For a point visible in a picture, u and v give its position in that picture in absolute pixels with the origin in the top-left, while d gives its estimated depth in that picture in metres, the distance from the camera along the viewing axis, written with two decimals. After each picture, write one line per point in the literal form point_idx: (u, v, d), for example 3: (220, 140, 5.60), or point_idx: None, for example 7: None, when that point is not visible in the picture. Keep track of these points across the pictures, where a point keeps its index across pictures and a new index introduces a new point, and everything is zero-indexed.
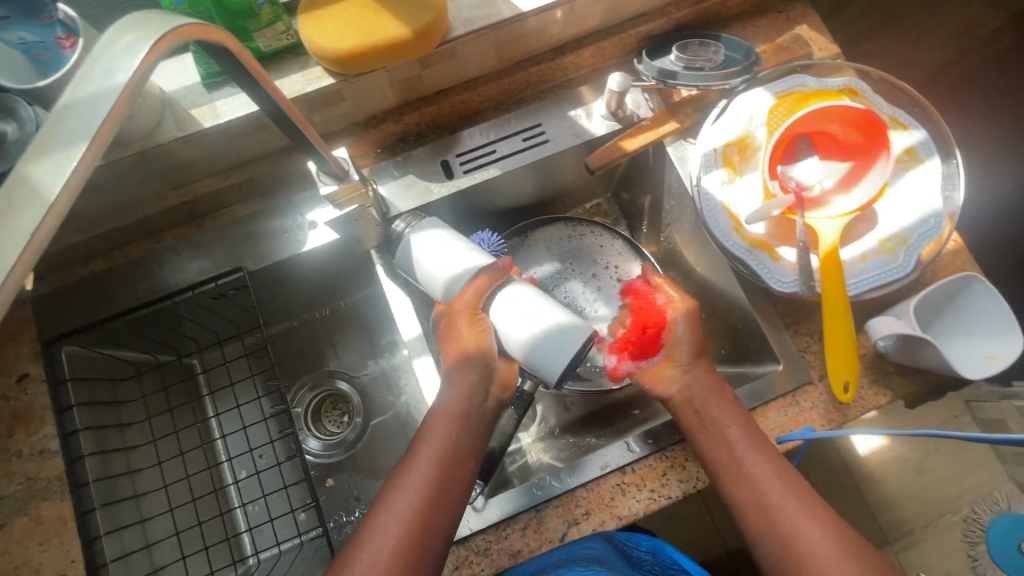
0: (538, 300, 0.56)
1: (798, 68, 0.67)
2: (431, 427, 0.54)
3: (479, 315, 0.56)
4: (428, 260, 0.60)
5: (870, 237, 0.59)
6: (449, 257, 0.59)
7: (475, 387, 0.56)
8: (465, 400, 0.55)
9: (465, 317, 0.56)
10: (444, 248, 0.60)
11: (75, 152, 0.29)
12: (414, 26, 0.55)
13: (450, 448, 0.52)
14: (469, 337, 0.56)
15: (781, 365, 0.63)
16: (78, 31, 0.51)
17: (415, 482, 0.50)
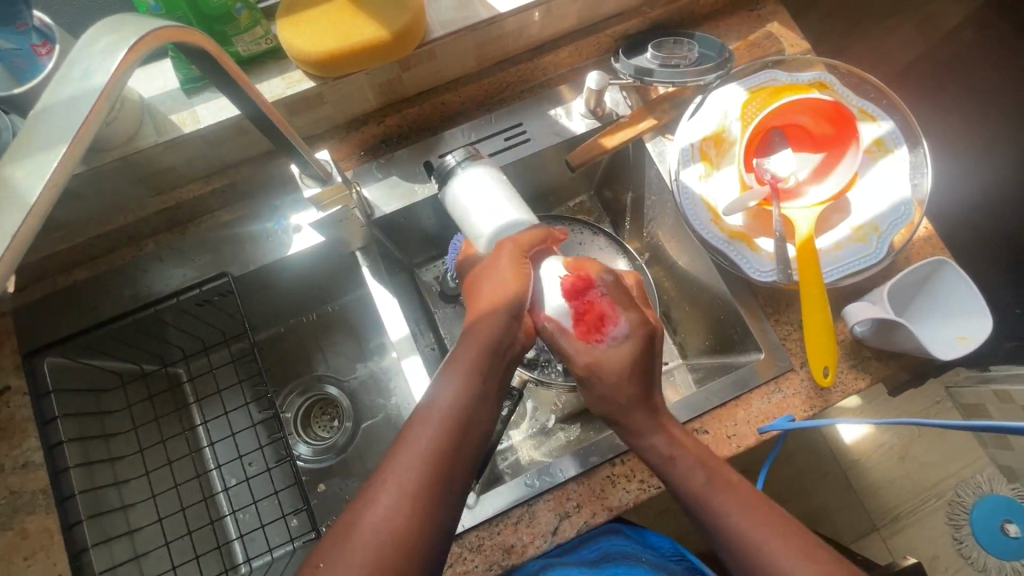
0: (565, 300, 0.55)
1: (770, 64, 0.69)
2: (434, 409, 0.49)
3: (525, 258, 0.55)
4: (467, 199, 0.58)
5: (843, 226, 0.60)
6: (490, 207, 0.57)
7: (488, 363, 0.51)
8: (476, 380, 0.50)
9: (512, 255, 0.54)
10: (484, 195, 0.57)
11: (53, 154, 0.29)
12: (392, 28, 0.56)
13: (457, 434, 0.48)
14: (511, 280, 0.53)
15: (763, 354, 0.65)
16: (56, 38, 0.50)
17: (419, 450, 0.47)
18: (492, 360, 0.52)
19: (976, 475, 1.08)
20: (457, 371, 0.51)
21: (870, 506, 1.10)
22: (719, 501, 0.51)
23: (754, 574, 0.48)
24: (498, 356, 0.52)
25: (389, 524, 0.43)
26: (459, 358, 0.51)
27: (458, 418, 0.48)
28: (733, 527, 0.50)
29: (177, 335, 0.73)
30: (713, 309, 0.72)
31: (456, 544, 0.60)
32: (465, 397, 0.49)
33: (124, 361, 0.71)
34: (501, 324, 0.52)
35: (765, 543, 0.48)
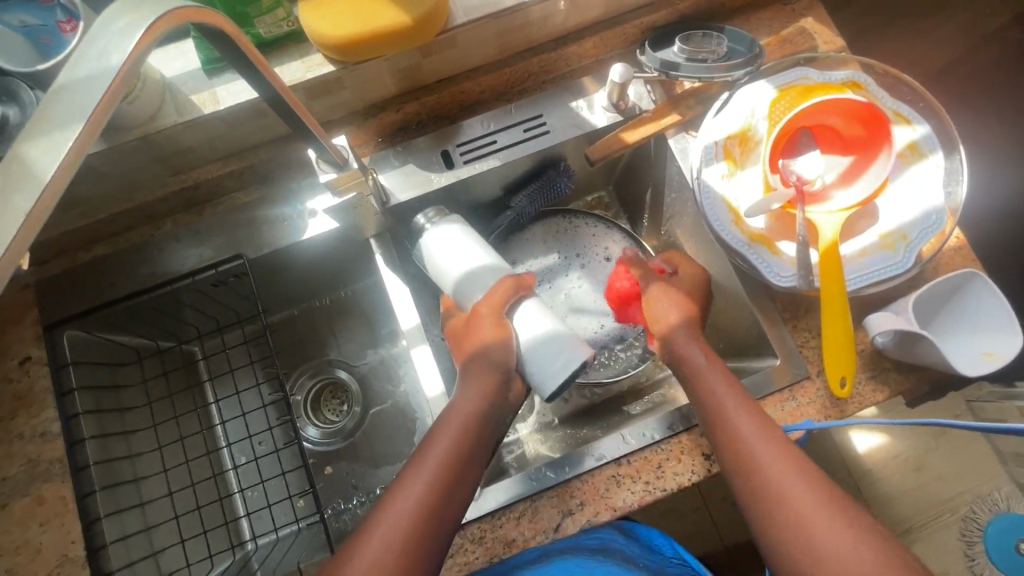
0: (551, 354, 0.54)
1: (801, 61, 0.66)
2: (445, 426, 0.53)
3: (503, 319, 0.57)
4: (443, 256, 0.62)
5: (870, 232, 0.58)
6: (461, 261, 0.61)
7: (473, 437, 0.53)
8: (461, 452, 0.52)
9: (489, 320, 0.56)
10: (461, 255, 0.62)
11: (71, 132, 0.28)
12: (414, 14, 0.55)
13: (436, 504, 0.49)
14: (490, 332, 0.56)
15: (778, 360, 0.64)
16: (80, 15, 0.50)
17: (433, 460, 0.51)
18: (476, 433, 0.53)
19: None
20: (441, 441, 0.52)
21: (880, 517, 1.09)
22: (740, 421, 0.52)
23: (756, 490, 0.49)
24: (483, 429, 0.54)
25: (401, 525, 0.47)
26: (444, 430, 0.53)
27: (440, 487, 0.49)
28: (748, 448, 0.51)
29: (193, 314, 0.74)
30: (729, 312, 0.71)
31: (458, 534, 0.60)
32: (448, 469, 0.50)
33: (140, 336, 0.72)
34: (487, 397, 0.55)
35: (777, 471, 0.49)
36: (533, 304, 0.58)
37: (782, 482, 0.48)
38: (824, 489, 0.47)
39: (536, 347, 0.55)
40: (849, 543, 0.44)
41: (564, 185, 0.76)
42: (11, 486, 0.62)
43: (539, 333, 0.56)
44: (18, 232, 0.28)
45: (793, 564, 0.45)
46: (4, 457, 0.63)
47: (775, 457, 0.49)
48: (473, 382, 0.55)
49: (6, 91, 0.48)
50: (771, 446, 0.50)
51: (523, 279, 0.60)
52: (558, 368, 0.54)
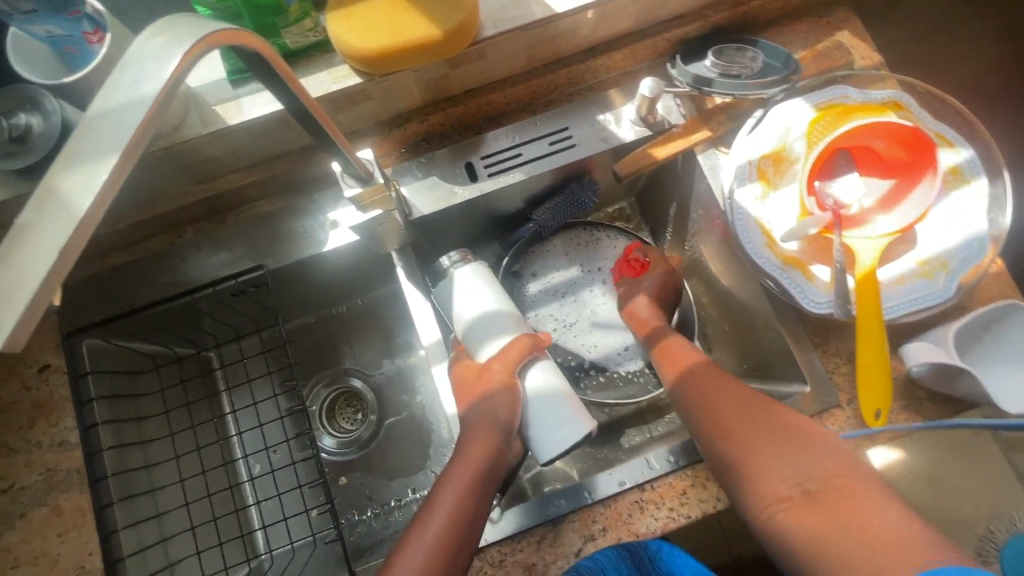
0: (555, 423, 0.57)
1: (839, 78, 0.64)
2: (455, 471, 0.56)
3: (513, 378, 0.58)
4: (459, 300, 0.63)
5: (908, 259, 0.57)
6: (475, 311, 0.62)
7: (475, 498, 0.54)
8: (464, 511, 0.53)
9: (501, 376, 0.58)
10: (477, 305, 0.62)
11: (106, 165, 0.28)
12: (445, 27, 0.53)
13: (444, 565, 0.50)
14: (496, 384, 0.57)
15: (808, 387, 0.62)
16: (107, 26, 0.47)
17: (444, 504, 0.53)
18: (479, 493, 0.54)
19: None
20: (444, 505, 0.53)
21: None
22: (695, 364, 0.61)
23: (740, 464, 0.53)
24: (485, 488, 0.55)
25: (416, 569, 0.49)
26: (446, 489, 0.54)
27: (446, 548, 0.50)
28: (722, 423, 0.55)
29: (212, 323, 0.74)
30: (756, 333, 0.70)
31: (477, 557, 0.59)
32: (452, 531, 0.51)
33: (158, 344, 0.72)
34: (486, 457, 0.56)
35: (755, 443, 0.53)
36: (544, 366, 0.59)
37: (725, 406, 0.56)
38: (801, 452, 0.51)
39: (541, 411, 0.58)
40: (779, 447, 0.52)
41: (588, 199, 0.75)
42: (29, 495, 0.62)
43: (549, 398, 0.58)
44: (51, 268, 0.27)
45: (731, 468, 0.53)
46: (23, 467, 0.62)
47: (719, 388, 0.58)
48: (474, 441, 0.57)
49: (31, 100, 0.52)
50: (721, 381, 0.59)
51: (539, 339, 0.61)
52: (560, 436, 0.56)
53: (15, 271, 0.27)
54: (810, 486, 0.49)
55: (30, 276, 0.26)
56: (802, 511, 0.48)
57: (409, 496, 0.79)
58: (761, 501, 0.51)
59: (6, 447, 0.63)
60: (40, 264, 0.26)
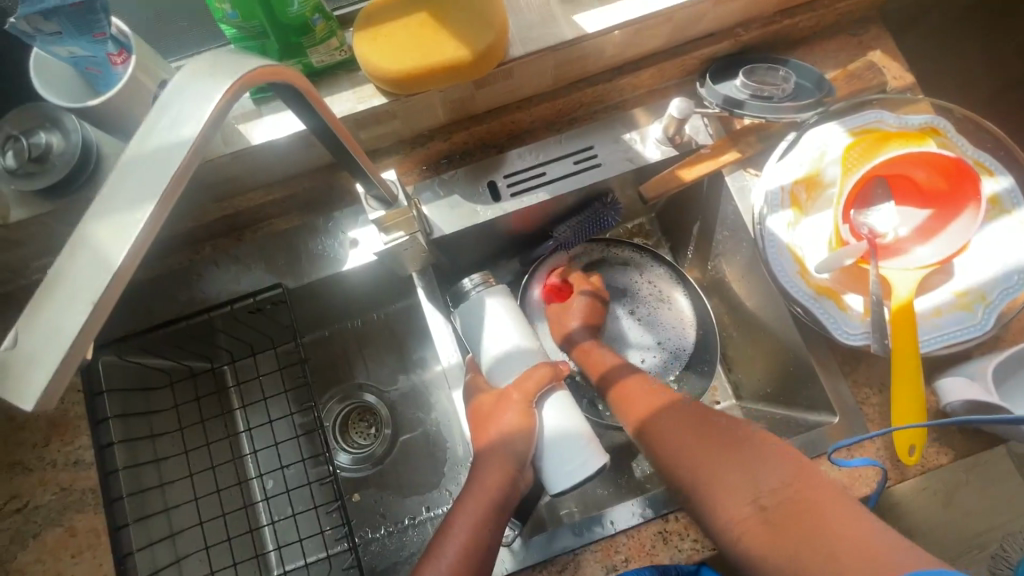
0: (569, 455, 0.55)
1: (872, 102, 0.63)
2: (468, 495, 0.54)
3: (532, 409, 0.57)
4: (484, 328, 0.62)
5: (945, 290, 0.55)
6: (501, 340, 0.61)
7: (489, 527, 0.52)
8: (478, 541, 0.51)
9: (518, 407, 0.56)
10: (500, 332, 0.62)
11: (142, 212, 0.26)
12: (474, 48, 0.52)
13: None
14: (512, 415, 0.56)
15: (837, 417, 0.61)
16: (132, 46, 0.47)
17: (458, 531, 0.51)
18: (493, 523, 0.52)
19: None
20: (458, 534, 0.51)
21: None
22: (637, 394, 0.61)
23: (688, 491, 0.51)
24: (500, 516, 0.53)
25: None
26: (460, 517, 0.52)
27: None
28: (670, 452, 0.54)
29: (227, 340, 0.73)
30: (781, 358, 0.69)
31: None
32: (467, 562, 0.50)
33: (172, 361, 0.71)
34: (501, 483, 0.54)
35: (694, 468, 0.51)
36: (562, 397, 0.58)
37: (675, 433, 0.54)
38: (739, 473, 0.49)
39: (559, 442, 0.56)
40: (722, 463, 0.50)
41: (611, 219, 0.73)
42: (43, 516, 0.61)
43: (567, 429, 0.57)
44: (84, 321, 0.26)
45: (691, 492, 0.51)
46: (37, 486, 0.61)
47: (669, 415, 0.56)
48: (488, 467, 0.55)
49: (49, 118, 0.51)
50: (669, 410, 0.57)
51: (558, 369, 0.60)
52: (573, 469, 0.55)
53: (49, 325, 0.25)
54: (764, 502, 0.47)
55: (64, 330, 0.25)
56: (755, 530, 0.46)
57: (424, 514, 0.78)
58: (725, 529, 0.48)
59: (21, 466, 0.62)
60: (74, 317, 0.25)
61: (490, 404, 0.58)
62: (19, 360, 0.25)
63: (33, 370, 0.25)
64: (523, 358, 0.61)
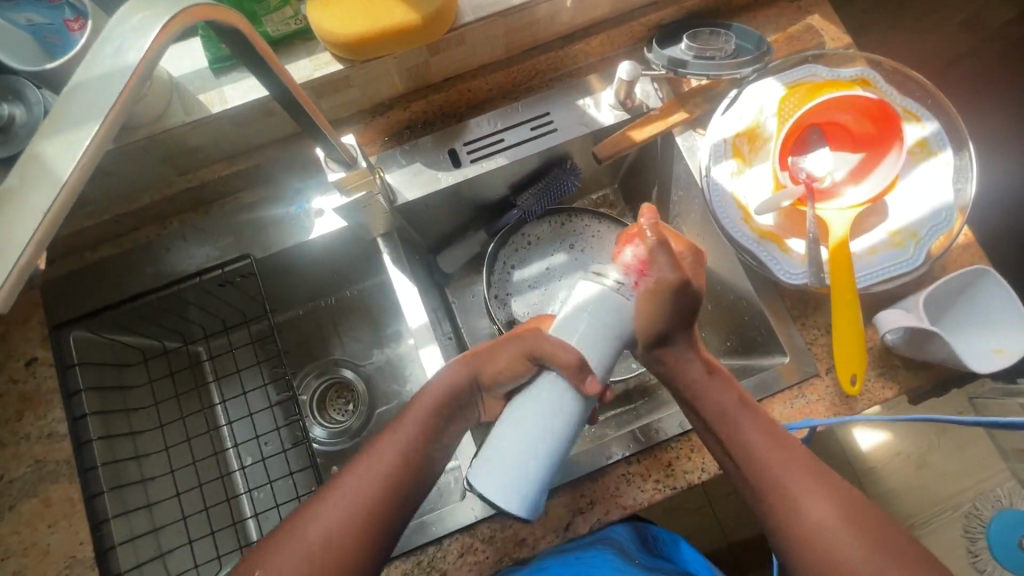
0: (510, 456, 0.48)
1: (810, 58, 0.66)
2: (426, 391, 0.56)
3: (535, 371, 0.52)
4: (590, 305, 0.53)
5: (880, 230, 0.58)
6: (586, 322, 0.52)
7: (422, 445, 0.53)
8: (417, 447, 0.53)
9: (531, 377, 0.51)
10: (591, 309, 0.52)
11: (87, 131, 0.29)
12: (423, 11, 0.54)
13: (376, 505, 0.49)
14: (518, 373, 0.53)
15: (788, 358, 0.64)
16: (87, 12, 0.50)
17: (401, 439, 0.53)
18: (430, 437, 0.54)
19: (996, 488, 1.02)
20: (398, 440, 0.53)
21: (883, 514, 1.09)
22: (747, 431, 0.51)
23: (758, 486, 0.50)
24: (435, 431, 0.55)
25: (350, 504, 0.48)
26: (397, 433, 0.53)
27: (385, 485, 0.50)
28: (749, 441, 0.51)
29: (199, 314, 0.74)
30: (737, 310, 0.72)
31: (467, 534, 0.60)
32: (395, 459, 0.51)
33: (145, 337, 0.72)
34: (446, 401, 0.56)
35: (773, 466, 0.50)
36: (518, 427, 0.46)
37: (800, 493, 0.48)
38: (823, 481, 0.49)
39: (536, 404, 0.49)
40: (799, 467, 0.49)
41: (571, 184, 0.76)
42: (18, 488, 0.62)
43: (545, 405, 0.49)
44: (34, 235, 0.28)
45: (775, 516, 0.49)
46: (11, 459, 0.62)
47: (792, 472, 0.49)
48: (413, 407, 0.55)
49: (12, 91, 0.51)
50: (717, 386, 0.55)
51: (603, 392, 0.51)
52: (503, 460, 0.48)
53: None
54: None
55: (13, 240, 0.27)
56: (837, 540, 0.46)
57: None
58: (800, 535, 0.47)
59: None
60: (22, 229, 0.27)
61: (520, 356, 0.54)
62: None
63: None
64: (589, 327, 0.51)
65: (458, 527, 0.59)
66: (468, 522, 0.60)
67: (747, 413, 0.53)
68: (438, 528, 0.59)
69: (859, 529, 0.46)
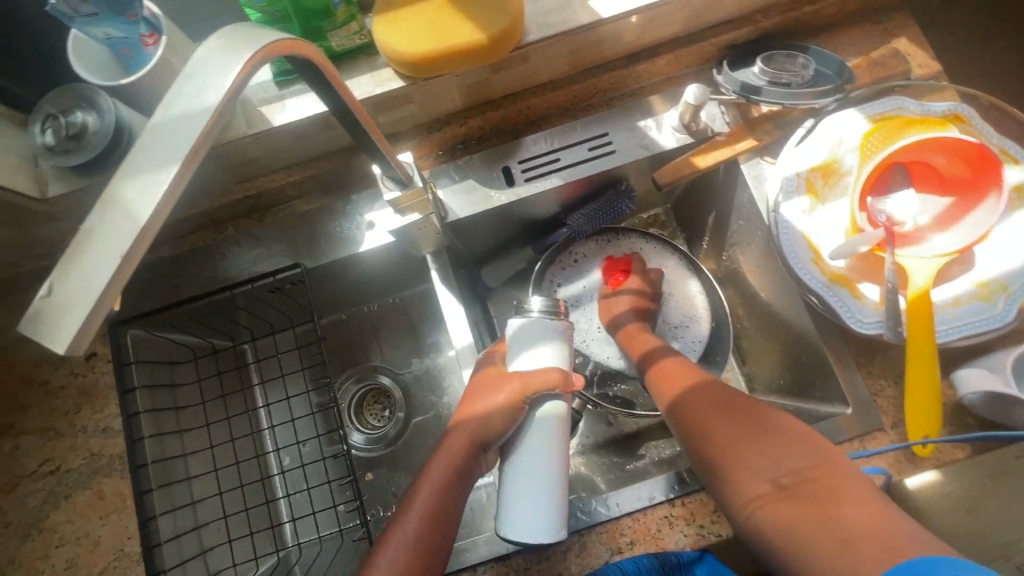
0: (534, 499, 0.50)
1: (895, 88, 0.62)
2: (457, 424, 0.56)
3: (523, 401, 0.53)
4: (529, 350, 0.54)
5: (965, 280, 0.54)
6: (537, 341, 0.54)
7: (448, 492, 0.52)
8: (450, 477, 0.53)
9: (504, 390, 0.53)
10: (536, 351, 0.54)
11: (167, 173, 0.28)
12: (489, 31, 0.53)
13: (427, 543, 0.49)
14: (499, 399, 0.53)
15: (849, 409, 0.60)
16: (163, 28, 0.50)
17: (436, 471, 0.53)
18: (463, 469, 0.54)
19: None
20: (433, 470, 0.54)
21: None
22: (700, 407, 0.55)
23: (709, 463, 0.52)
24: (467, 471, 0.54)
25: (406, 544, 0.49)
26: (421, 490, 0.52)
27: (425, 527, 0.50)
28: (700, 417, 0.54)
29: (248, 318, 0.76)
30: (794, 349, 0.68)
31: (502, 563, 0.59)
32: (441, 489, 0.52)
33: (194, 336, 0.73)
34: (473, 437, 0.54)
35: (722, 437, 0.52)
36: (547, 422, 0.53)
37: (744, 463, 0.49)
38: (769, 450, 0.49)
39: (532, 447, 0.52)
40: (749, 436, 0.51)
41: (624, 207, 0.73)
42: (74, 478, 0.64)
43: (549, 444, 0.52)
44: (110, 281, 0.27)
45: (722, 486, 0.50)
46: (69, 450, 0.65)
47: (712, 412, 0.54)
48: (450, 439, 0.55)
49: (86, 99, 0.53)
50: (716, 389, 0.56)
51: (569, 382, 0.54)
52: (533, 516, 0.49)
53: (78, 279, 0.27)
54: (784, 481, 0.47)
55: (92, 285, 0.27)
56: (779, 510, 0.45)
57: None
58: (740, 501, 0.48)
59: (53, 431, 0.65)
60: (100, 274, 0.27)
61: (477, 387, 0.57)
62: (50, 310, 0.27)
63: (67, 320, 0.27)
64: (546, 361, 0.54)
65: (493, 557, 0.59)
66: (503, 552, 0.59)
67: (719, 398, 0.55)
68: (473, 555, 0.59)
69: (802, 495, 0.45)
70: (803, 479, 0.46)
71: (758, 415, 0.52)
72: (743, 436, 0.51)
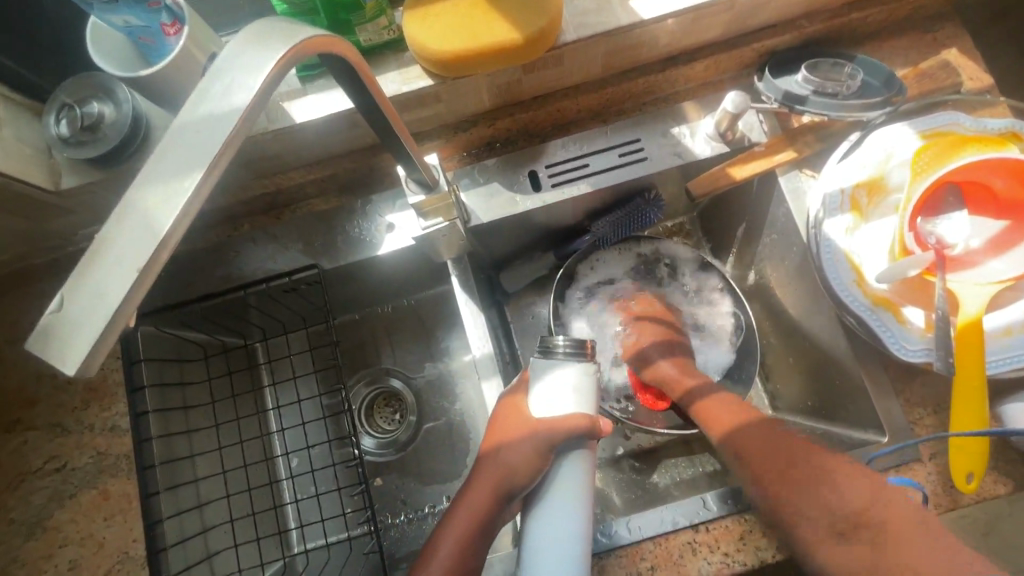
0: (562, 556, 0.45)
1: (947, 103, 0.59)
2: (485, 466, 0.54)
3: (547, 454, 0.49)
4: (551, 391, 0.49)
5: (1017, 308, 0.51)
6: (560, 383, 0.49)
7: (472, 541, 0.51)
8: (475, 526, 0.51)
9: (530, 444, 0.49)
10: (558, 391, 0.49)
11: (190, 179, 0.26)
12: (526, 31, 0.51)
13: None
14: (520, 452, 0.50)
15: (886, 437, 0.57)
16: (185, 18, 0.48)
17: (460, 519, 0.52)
18: (489, 516, 0.52)
19: None
20: (457, 517, 0.52)
21: None
22: (749, 436, 0.55)
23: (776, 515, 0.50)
24: (495, 519, 0.52)
25: None
26: (442, 542, 0.51)
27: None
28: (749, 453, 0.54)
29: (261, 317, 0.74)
30: (826, 371, 0.65)
31: None
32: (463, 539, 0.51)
33: (205, 334, 0.71)
34: (499, 484, 0.52)
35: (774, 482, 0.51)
36: (574, 469, 0.49)
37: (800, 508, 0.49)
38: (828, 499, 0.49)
39: (558, 497, 0.48)
40: (807, 485, 0.50)
41: (652, 216, 0.70)
42: (79, 477, 0.62)
43: (576, 495, 0.48)
44: (126, 294, 0.25)
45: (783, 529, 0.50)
46: (75, 448, 0.63)
47: (755, 442, 0.54)
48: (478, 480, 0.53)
49: (103, 89, 0.51)
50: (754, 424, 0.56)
51: (596, 429, 0.49)
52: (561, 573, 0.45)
53: (91, 291, 0.25)
54: (842, 527, 0.47)
55: (107, 297, 0.25)
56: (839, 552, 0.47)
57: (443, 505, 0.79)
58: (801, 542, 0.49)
59: (60, 427, 0.64)
60: (116, 286, 0.25)
61: (501, 423, 0.54)
62: (60, 326, 0.25)
63: (78, 336, 0.25)
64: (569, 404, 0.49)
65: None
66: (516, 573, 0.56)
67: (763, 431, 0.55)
68: None
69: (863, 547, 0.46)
70: (858, 522, 0.47)
71: (825, 471, 0.51)
72: (786, 478, 0.51)
